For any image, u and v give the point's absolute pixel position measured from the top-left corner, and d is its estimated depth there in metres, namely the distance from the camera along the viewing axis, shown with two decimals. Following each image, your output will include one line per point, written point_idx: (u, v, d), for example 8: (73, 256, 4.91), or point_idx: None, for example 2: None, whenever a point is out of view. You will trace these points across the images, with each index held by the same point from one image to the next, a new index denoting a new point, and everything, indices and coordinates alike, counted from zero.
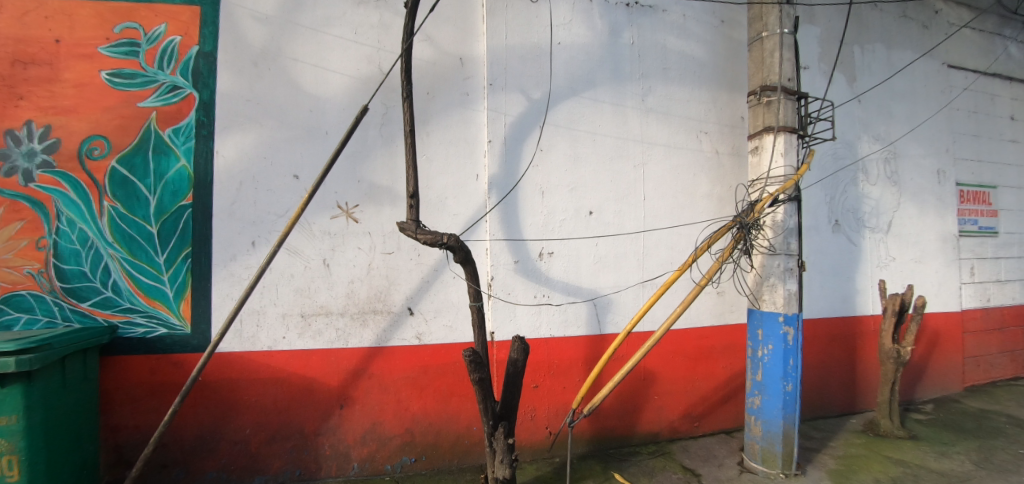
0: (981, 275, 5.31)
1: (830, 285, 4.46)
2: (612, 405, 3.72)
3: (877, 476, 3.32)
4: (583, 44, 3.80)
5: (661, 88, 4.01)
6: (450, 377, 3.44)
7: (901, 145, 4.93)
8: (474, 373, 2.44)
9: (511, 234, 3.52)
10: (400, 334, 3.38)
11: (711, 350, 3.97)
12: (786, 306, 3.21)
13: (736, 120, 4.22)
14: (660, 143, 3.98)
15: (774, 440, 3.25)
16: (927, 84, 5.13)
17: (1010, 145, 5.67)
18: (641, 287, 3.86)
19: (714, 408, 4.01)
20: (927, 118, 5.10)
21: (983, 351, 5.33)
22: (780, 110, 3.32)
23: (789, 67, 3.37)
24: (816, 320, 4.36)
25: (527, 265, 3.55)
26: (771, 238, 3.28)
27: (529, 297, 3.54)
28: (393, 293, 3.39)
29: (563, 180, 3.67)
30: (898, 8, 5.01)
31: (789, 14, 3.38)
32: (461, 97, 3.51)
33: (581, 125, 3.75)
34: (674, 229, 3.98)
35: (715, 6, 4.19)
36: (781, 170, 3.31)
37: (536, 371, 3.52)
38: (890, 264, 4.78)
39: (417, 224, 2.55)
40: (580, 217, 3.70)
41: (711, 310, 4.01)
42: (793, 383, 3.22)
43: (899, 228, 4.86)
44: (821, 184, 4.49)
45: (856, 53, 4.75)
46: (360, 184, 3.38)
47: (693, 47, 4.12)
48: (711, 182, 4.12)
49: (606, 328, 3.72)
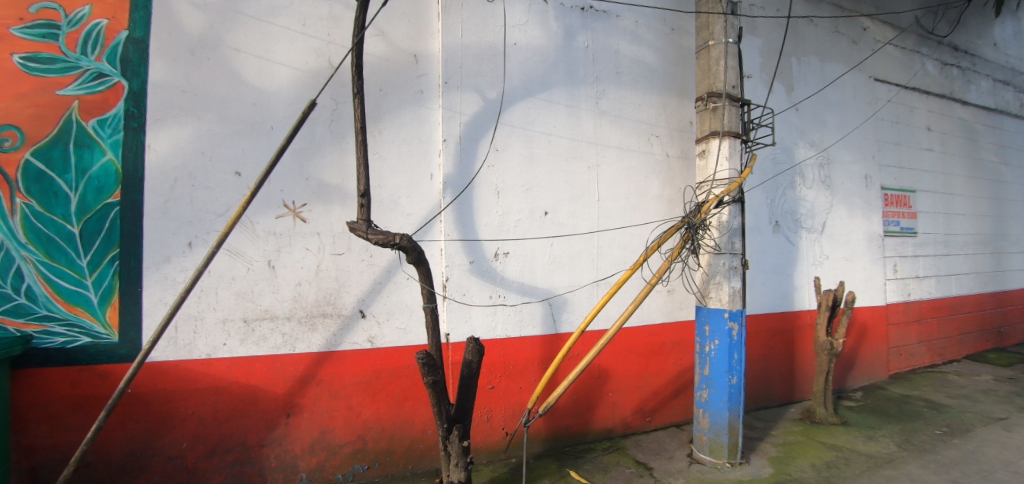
0: (902, 271, 5.78)
1: (770, 282, 4.71)
2: (567, 403, 3.75)
3: (814, 461, 3.53)
4: (539, 45, 3.82)
5: (614, 91, 4.09)
6: (404, 381, 3.37)
7: (834, 152, 5.28)
8: (427, 375, 2.38)
9: (466, 234, 3.48)
10: (350, 338, 3.26)
11: (661, 347, 4.10)
12: (730, 303, 3.35)
13: (685, 124, 4.38)
14: (613, 145, 4.06)
15: (720, 431, 3.39)
16: (855, 96, 5.53)
17: (926, 153, 6.20)
18: (594, 286, 3.93)
19: (664, 403, 4.14)
20: (856, 127, 5.49)
21: (904, 341, 5.80)
22: (725, 116, 3.47)
23: (733, 75, 3.53)
24: (758, 316, 4.60)
25: (482, 265, 3.52)
26: (716, 238, 3.41)
27: (484, 298, 3.52)
28: (343, 296, 3.27)
29: (518, 180, 3.67)
30: (830, 24, 5.38)
31: (733, 24, 3.54)
32: (415, 94, 3.44)
33: (536, 126, 3.77)
34: (626, 230, 4.08)
35: (665, 14, 4.34)
36: (725, 173, 3.44)
37: (491, 372, 3.50)
38: (824, 262, 5.11)
39: (368, 224, 2.46)
40: (535, 217, 3.71)
41: (662, 308, 4.13)
42: (737, 376, 3.37)
43: (832, 229, 5.21)
44: (763, 187, 4.73)
45: (794, 64, 5.05)
46: (308, 183, 3.24)
47: (645, 53, 4.24)
48: (661, 184, 4.25)
49: (560, 327, 3.76)
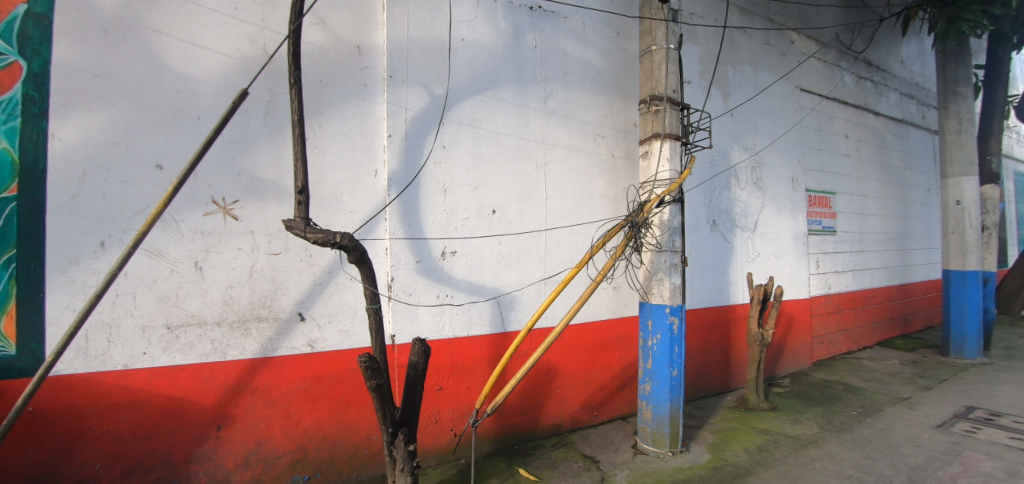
0: (824, 267, 6.27)
1: (708, 278, 4.96)
2: (516, 401, 3.76)
3: (747, 445, 3.74)
4: (487, 42, 3.79)
5: (561, 92, 4.14)
6: (347, 385, 3.24)
7: (764, 156, 5.64)
8: (370, 379, 2.28)
9: (411, 233, 3.40)
10: (288, 343, 3.09)
11: (607, 343, 4.20)
12: (671, 299, 3.48)
13: (630, 126, 4.51)
14: (561, 144, 4.11)
15: (662, 422, 3.52)
16: (784, 104, 5.93)
17: (844, 158, 6.76)
18: (542, 284, 3.97)
19: (610, 397, 4.25)
20: (784, 133, 5.89)
21: (825, 330, 6.29)
22: (666, 119, 3.59)
23: (674, 80, 3.67)
24: (697, 311, 4.82)
25: (428, 264, 3.45)
26: (658, 236, 3.53)
27: (431, 298, 3.45)
28: (280, 298, 3.09)
29: (465, 178, 3.63)
30: (761, 36, 5.73)
31: (674, 31, 3.68)
32: (358, 87, 3.30)
33: (484, 124, 3.74)
34: (573, 228, 4.15)
35: (611, 18, 4.44)
36: (666, 173, 3.57)
37: (439, 373, 3.44)
38: (756, 259, 5.44)
39: (306, 222, 2.33)
40: (483, 216, 3.69)
41: (608, 304, 4.23)
42: (677, 369, 3.51)
43: (763, 228, 5.56)
44: (701, 188, 4.95)
45: (730, 72, 5.33)
46: (240, 178, 3.03)
47: (591, 55, 4.32)
48: (607, 183, 4.35)
49: (508, 326, 3.76)
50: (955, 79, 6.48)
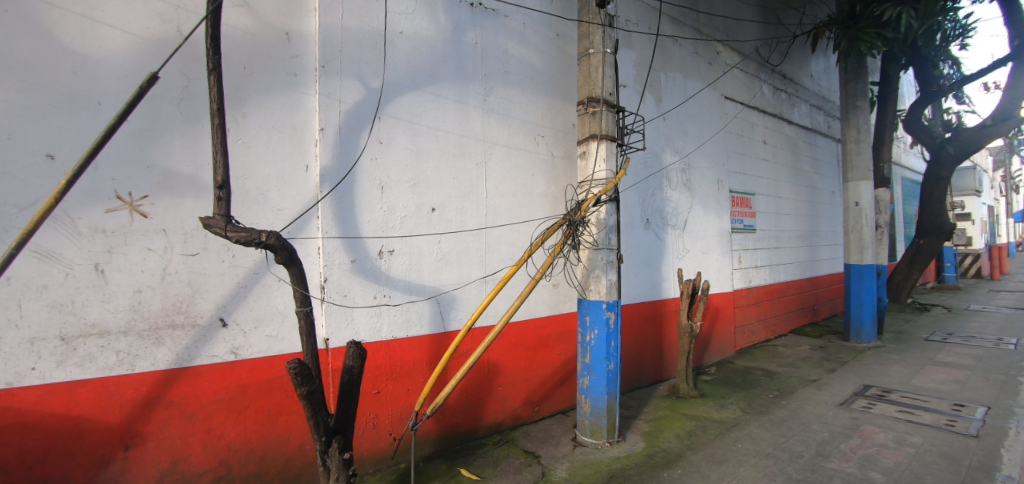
0: (745, 262, 6.77)
1: (642, 274, 5.18)
2: (457, 401, 3.71)
3: (678, 431, 3.95)
4: (426, 37, 3.71)
5: (502, 90, 4.15)
6: (276, 394, 3.05)
7: (693, 158, 5.98)
8: (300, 387, 2.14)
9: (346, 232, 3.26)
10: (208, 351, 2.86)
11: (547, 339, 4.28)
12: (608, 295, 3.59)
13: (568, 127, 4.61)
14: (500, 143, 4.12)
15: (600, 414, 3.63)
16: (710, 110, 6.32)
17: (763, 162, 7.33)
18: (482, 282, 3.96)
19: (550, 392, 4.33)
20: (710, 137, 6.28)
21: (747, 321, 6.80)
22: (602, 120, 3.70)
23: (610, 83, 3.79)
24: (632, 305, 5.03)
25: (364, 264, 3.32)
26: (595, 234, 3.63)
27: (367, 299, 3.32)
28: (198, 303, 2.85)
29: (404, 175, 3.53)
30: (691, 45, 6.07)
31: (610, 36, 3.79)
32: (287, 77, 3.10)
33: (423, 120, 3.66)
34: (513, 227, 4.18)
35: (551, 20, 4.51)
36: (603, 173, 3.67)
37: (377, 376, 3.32)
38: (686, 255, 5.77)
39: (227, 220, 2.16)
40: (422, 214, 3.61)
41: (547, 301, 4.31)
42: (614, 362, 3.63)
43: (692, 226, 5.90)
44: (636, 188, 5.16)
45: (662, 78, 5.60)
46: (150, 171, 2.75)
47: (532, 55, 4.37)
48: (546, 182, 4.42)
49: (448, 326, 3.72)
50: (855, 94, 7.23)
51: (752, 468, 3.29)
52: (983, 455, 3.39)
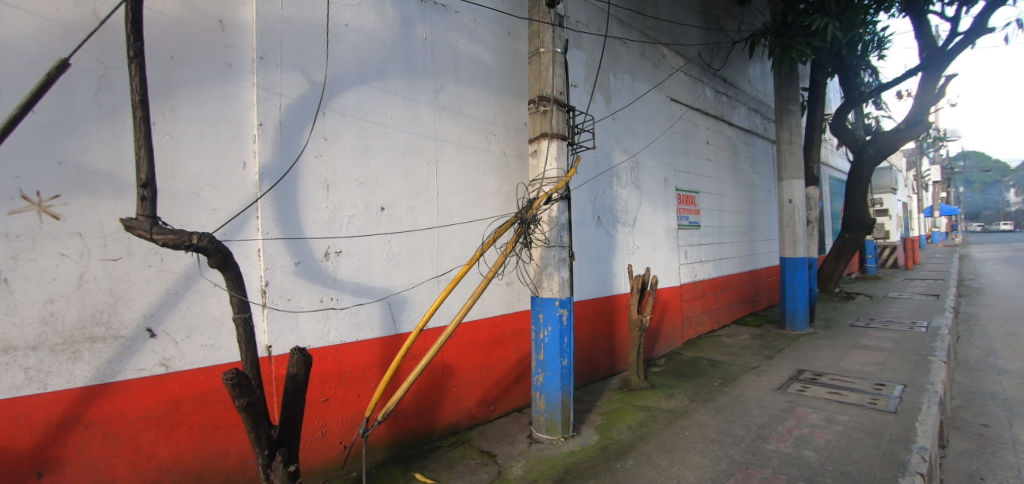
0: (691, 257, 7.08)
1: (594, 270, 5.29)
2: (411, 405, 3.64)
3: (630, 423, 4.07)
4: (373, 30, 3.60)
5: (452, 87, 4.10)
6: (213, 407, 2.86)
7: (642, 158, 6.17)
8: (239, 398, 1.96)
9: (289, 233, 3.10)
10: (134, 364, 2.63)
11: (502, 337, 4.28)
12: (560, 292, 3.63)
13: (520, 125, 4.62)
14: (452, 140, 4.07)
15: (555, 410, 3.66)
16: (657, 111, 6.54)
17: (706, 161, 7.68)
18: (434, 282, 3.90)
19: (506, 390, 4.33)
20: (657, 137, 6.50)
21: (693, 313, 7.10)
22: (553, 119, 3.73)
23: (560, 82, 3.83)
24: (584, 302, 5.13)
25: (309, 266, 3.18)
26: (547, 232, 3.66)
27: (313, 302, 3.18)
28: (121, 312, 2.62)
29: (350, 173, 3.41)
30: (638, 48, 6.26)
31: (560, 36, 3.83)
32: (221, 67, 2.91)
33: (370, 116, 3.54)
34: (465, 225, 4.14)
35: (501, 18, 4.51)
36: (554, 171, 3.71)
37: (324, 383, 3.19)
38: (636, 251, 5.95)
39: (153, 221, 1.98)
40: (371, 214, 3.50)
41: (501, 300, 4.31)
42: (567, 357, 3.68)
43: (641, 223, 6.09)
44: (587, 186, 5.25)
45: (611, 79, 5.74)
46: (62, 168, 2.49)
47: (483, 53, 4.34)
48: (498, 181, 4.42)
49: (400, 327, 3.64)
50: (788, 98, 7.71)
51: (699, 454, 3.43)
52: (900, 429, 3.72)
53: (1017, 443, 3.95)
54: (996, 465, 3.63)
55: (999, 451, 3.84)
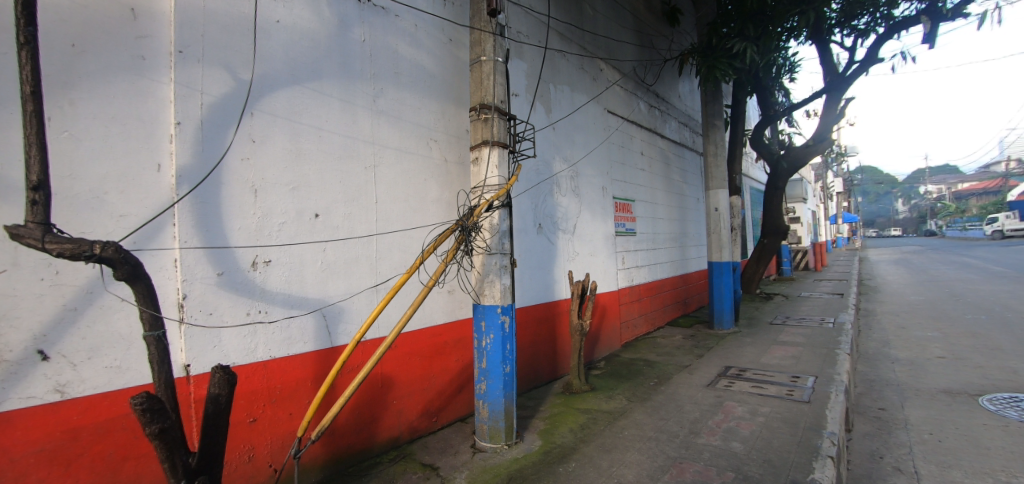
0: (628, 262, 7.39)
1: (536, 276, 5.37)
2: (348, 421, 3.47)
3: (572, 426, 4.14)
4: (307, 28, 3.45)
5: (392, 92, 4.01)
6: (119, 436, 2.58)
7: (581, 167, 6.37)
8: (150, 425, 1.78)
9: (211, 242, 2.88)
10: (22, 392, 2.31)
11: (444, 346, 4.21)
12: (502, 299, 3.63)
13: (461, 132, 4.62)
14: (391, 146, 3.98)
15: (498, 417, 3.65)
16: (595, 122, 6.79)
17: (640, 171, 8.07)
18: (373, 291, 3.78)
19: (448, 400, 4.26)
20: (596, 147, 6.74)
21: (631, 316, 7.39)
22: (494, 127, 3.75)
23: (501, 90, 3.86)
24: (526, 308, 5.17)
25: (234, 277, 2.97)
26: (488, 239, 3.66)
27: (238, 316, 2.97)
28: (6, 333, 2.29)
29: (281, 178, 3.23)
30: (577, 61, 6.48)
31: (501, 45, 3.88)
32: (132, 60, 2.66)
33: (304, 118, 3.38)
34: (405, 233, 4.06)
35: (442, 24, 4.50)
36: (495, 179, 3.72)
37: (252, 402, 2.98)
38: (576, 257, 6.12)
39: (46, 229, 1.76)
40: (304, 221, 3.33)
41: (443, 308, 4.25)
42: (510, 364, 3.68)
43: (581, 230, 6.27)
44: (529, 193, 5.33)
45: (551, 89, 5.89)
46: None
47: (424, 58, 4.30)
48: (439, 187, 4.38)
49: (336, 340, 3.48)
50: (713, 114, 8.28)
51: (637, 452, 3.56)
52: (813, 417, 4.07)
53: (907, 423, 4.45)
54: (892, 444, 4.07)
55: (893, 432, 4.32)
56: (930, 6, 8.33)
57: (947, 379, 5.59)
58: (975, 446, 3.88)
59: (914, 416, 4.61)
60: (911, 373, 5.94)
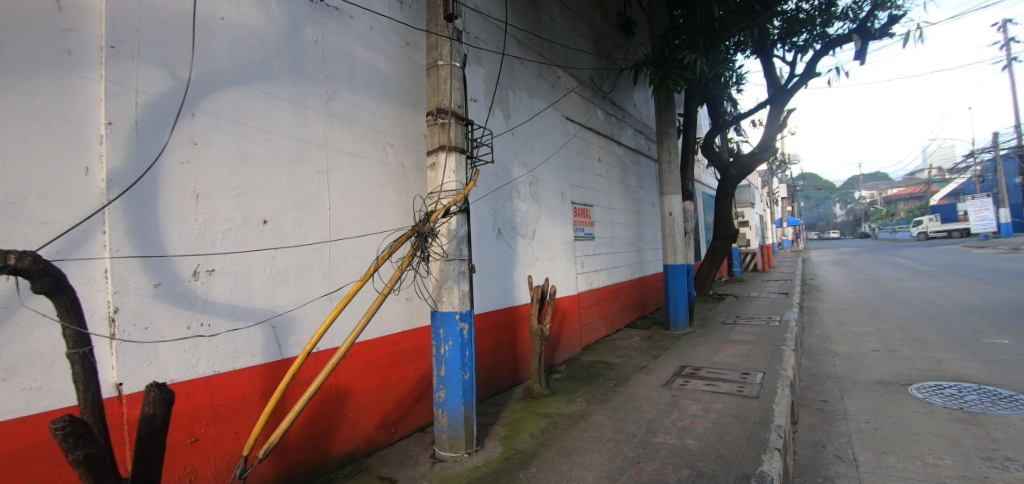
0: (587, 267, 7.51)
1: (496, 282, 5.36)
2: (301, 435, 3.33)
3: (532, 431, 4.15)
4: (255, 27, 3.31)
5: (346, 95, 3.92)
6: (39, 465, 2.35)
7: (539, 172, 6.43)
8: (72, 451, 1.63)
9: (146, 250, 2.69)
10: None
11: (402, 355, 4.12)
12: (460, 305, 3.59)
13: (418, 136, 4.57)
14: (345, 150, 3.88)
15: (457, 426, 3.60)
16: (553, 128, 6.89)
17: (598, 177, 8.24)
18: (326, 300, 3.65)
19: (407, 410, 4.17)
20: (554, 153, 6.83)
21: (590, 320, 7.50)
22: (451, 132, 3.72)
23: (458, 96, 3.83)
24: (486, 314, 5.15)
25: (173, 288, 2.79)
26: (445, 245, 3.62)
27: (178, 330, 2.79)
28: None
29: (226, 182, 3.07)
30: (535, 68, 6.56)
31: (458, 50, 3.87)
32: (58, 54, 2.46)
33: (250, 120, 3.23)
34: (360, 239, 3.95)
35: (398, 27, 4.44)
36: (452, 184, 3.69)
37: (193, 421, 2.81)
38: (535, 262, 6.16)
39: None
40: (251, 227, 3.18)
41: (400, 316, 4.16)
42: (469, 371, 3.65)
43: (540, 235, 6.32)
44: (488, 199, 5.32)
45: (510, 95, 5.92)
46: None
47: (379, 61, 4.23)
48: (396, 193, 4.30)
49: (287, 352, 3.34)
50: (667, 122, 8.58)
51: (596, 454, 3.61)
52: (761, 411, 4.27)
53: (847, 414, 4.75)
54: (833, 434, 4.33)
55: (834, 422, 4.59)
56: (860, 25, 9.01)
57: (880, 371, 6.01)
58: (905, 432, 4.18)
59: (852, 406, 4.92)
60: (849, 366, 6.34)
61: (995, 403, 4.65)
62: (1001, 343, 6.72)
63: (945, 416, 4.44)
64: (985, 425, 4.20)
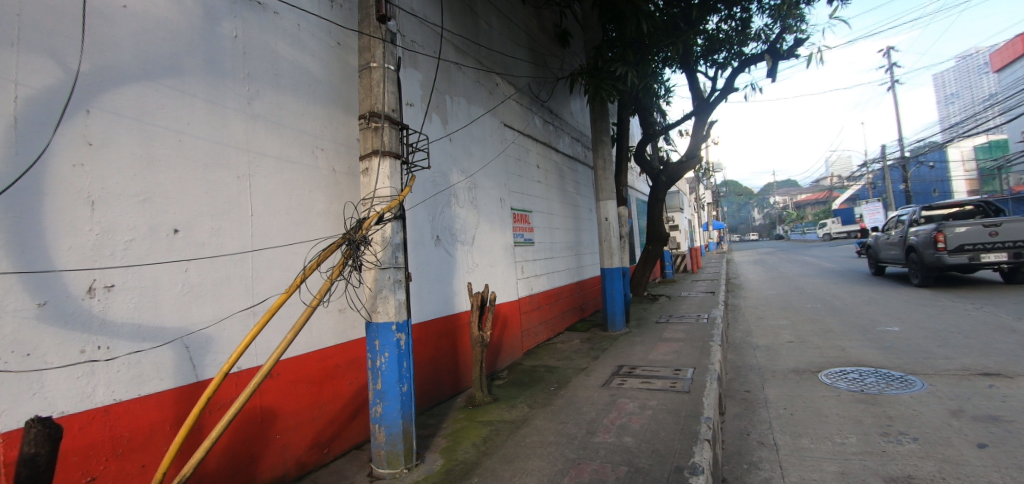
0: (526, 272, 7.58)
1: (435, 289, 5.26)
2: (221, 465, 3.05)
3: (475, 440, 4.09)
4: (164, 17, 3.02)
5: (270, 95, 3.69)
6: None
7: (478, 178, 6.41)
8: None
9: (29, 264, 2.36)
10: None
11: (334, 370, 3.91)
12: (396, 315, 3.48)
13: (350, 141, 4.40)
14: (270, 154, 3.65)
15: (396, 441, 3.47)
16: (492, 134, 6.91)
17: (537, 183, 8.38)
18: (248, 314, 3.39)
19: (342, 428, 3.96)
20: (492, 159, 6.84)
21: (530, 324, 7.55)
22: (385, 136, 3.60)
23: (392, 99, 3.72)
24: (425, 323, 5.02)
25: (63, 307, 2.46)
26: (379, 253, 3.50)
27: (68, 355, 2.47)
28: None
29: (129, 187, 2.77)
30: (473, 74, 6.56)
31: (391, 53, 3.76)
32: None
33: (158, 119, 2.94)
34: (286, 248, 3.72)
35: (328, 26, 4.27)
36: (386, 190, 3.58)
37: (88, 457, 2.49)
38: (475, 269, 6.12)
39: None
40: (158, 237, 2.88)
41: (332, 329, 3.95)
42: (407, 383, 3.53)
43: (480, 242, 6.30)
44: (426, 205, 5.22)
45: (447, 101, 5.87)
46: None
47: (307, 61, 4.03)
48: (326, 199, 4.11)
49: (202, 373, 3.05)
50: (601, 130, 8.91)
51: (538, 458, 3.62)
52: (692, 405, 4.50)
53: (767, 401, 5.13)
54: (756, 421, 4.65)
55: (756, 410, 4.94)
56: (771, 46, 9.88)
57: (795, 360, 6.55)
58: (816, 415, 4.59)
59: (771, 395, 5.33)
60: (768, 357, 6.86)
61: (888, 384, 5.23)
62: (891, 330, 7.58)
63: (849, 398, 4.92)
64: (882, 404, 4.70)
